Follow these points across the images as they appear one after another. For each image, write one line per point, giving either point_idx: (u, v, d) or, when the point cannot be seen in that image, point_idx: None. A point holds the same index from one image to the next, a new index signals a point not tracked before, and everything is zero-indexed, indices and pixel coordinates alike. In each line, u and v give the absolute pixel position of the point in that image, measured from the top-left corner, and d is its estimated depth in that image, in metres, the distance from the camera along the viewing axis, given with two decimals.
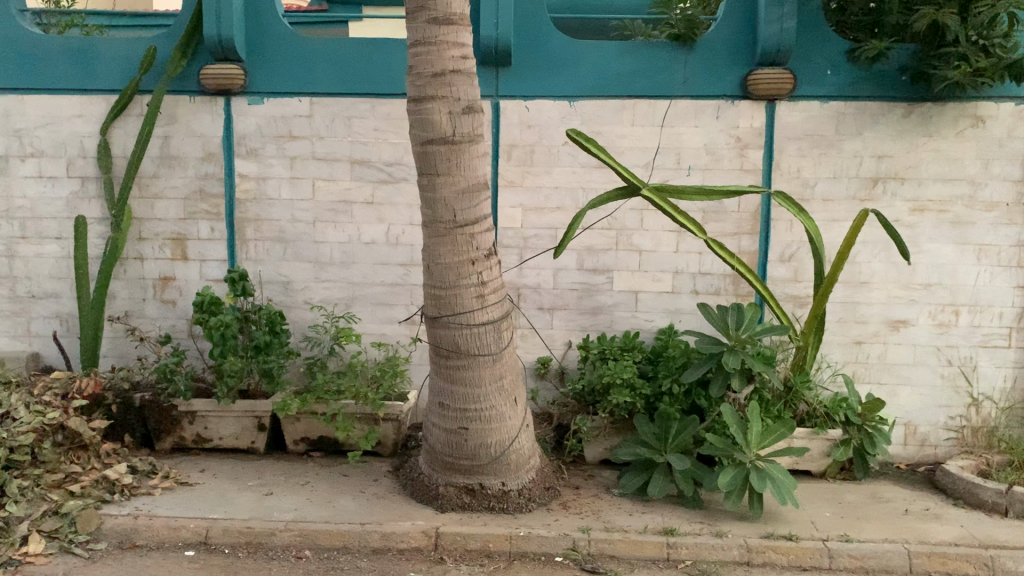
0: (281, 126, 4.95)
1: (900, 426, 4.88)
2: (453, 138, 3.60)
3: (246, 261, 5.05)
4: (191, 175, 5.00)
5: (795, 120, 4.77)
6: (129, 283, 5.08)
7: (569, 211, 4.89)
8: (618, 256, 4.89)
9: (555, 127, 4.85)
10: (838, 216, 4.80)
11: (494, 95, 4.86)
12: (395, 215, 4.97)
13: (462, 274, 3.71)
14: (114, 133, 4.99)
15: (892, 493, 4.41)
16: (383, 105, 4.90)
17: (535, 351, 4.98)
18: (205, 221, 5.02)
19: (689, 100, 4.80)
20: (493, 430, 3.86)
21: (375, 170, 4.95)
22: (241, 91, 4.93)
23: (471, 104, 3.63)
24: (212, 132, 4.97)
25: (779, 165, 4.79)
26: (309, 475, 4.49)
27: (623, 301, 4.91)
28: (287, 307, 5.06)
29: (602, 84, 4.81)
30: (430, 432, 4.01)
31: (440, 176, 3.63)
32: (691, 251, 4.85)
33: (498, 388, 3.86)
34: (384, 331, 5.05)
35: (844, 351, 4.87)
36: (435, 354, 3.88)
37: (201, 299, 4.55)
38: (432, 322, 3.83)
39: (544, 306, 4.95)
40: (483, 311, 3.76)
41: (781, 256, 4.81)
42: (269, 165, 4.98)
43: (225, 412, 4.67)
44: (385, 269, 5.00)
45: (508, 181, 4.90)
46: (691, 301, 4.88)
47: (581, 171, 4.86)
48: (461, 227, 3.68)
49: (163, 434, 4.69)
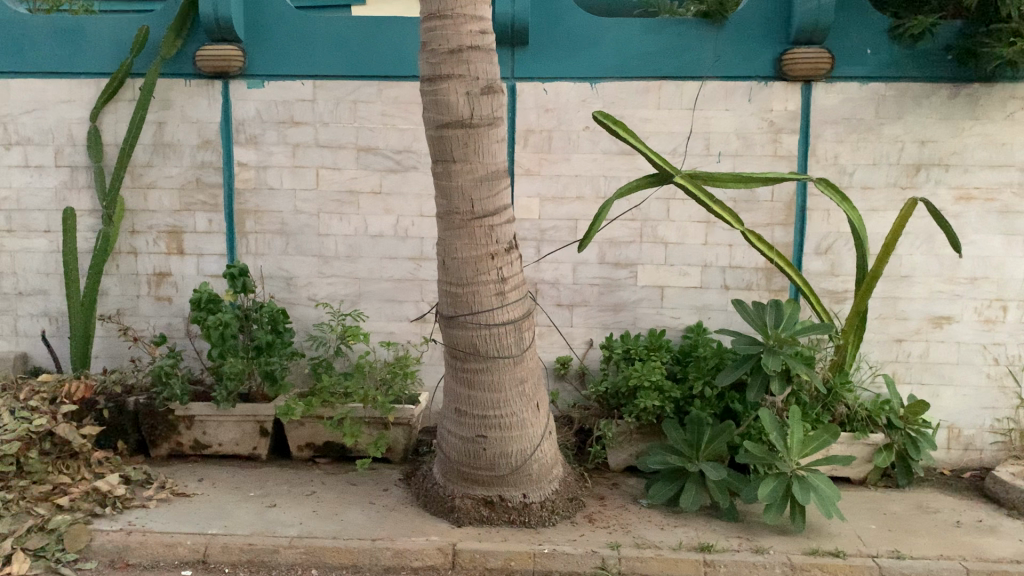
0: (283, 111, 4.64)
1: (943, 430, 4.57)
2: (470, 122, 3.29)
3: (246, 255, 4.75)
4: (186, 164, 4.69)
5: (832, 103, 4.46)
6: (122, 279, 4.78)
7: (590, 201, 4.58)
8: (641, 249, 4.58)
9: (575, 111, 4.54)
10: (878, 205, 4.49)
11: (510, 78, 4.54)
12: (403, 206, 4.66)
13: (480, 270, 3.41)
14: (105, 119, 4.69)
15: (938, 503, 4.11)
16: (391, 88, 4.59)
17: (553, 350, 4.68)
18: (202, 213, 4.71)
19: (719, 82, 4.49)
20: (514, 438, 3.56)
21: (382, 157, 4.64)
22: (240, 74, 4.62)
23: (491, 84, 3.31)
24: (208, 118, 4.66)
25: (815, 151, 4.48)
26: (315, 484, 4.20)
27: (646, 297, 4.61)
28: (289, 304, 4.77)
29: (626, 65, 4.50)
30: (445, 439, 3.71)
31: (456, 163, 3.33)
32: (721, 243, 4.54)
33: (519, 393, 3.56)
34: (392, 329, 4.76)
35: (883, 350, 4.57)
36: (451, 356, 3.58)
37: (199, 296, 4.28)
38: (447, 321, 3.53)
39: (563, 302, 4.65)
40: (504, 310, 3.46)
41: (816, 248, 4.52)
42: (270, 152, 4.67)
43: (225, 417, 4.38)
44: (394, 264, 4.70)
45: (524, 170, 4.59)
46: (721, 297, 4.58)
47: (603, 158, 4.55)
48: (480, 219, 3.37)
49: (159, 440, 4.41)
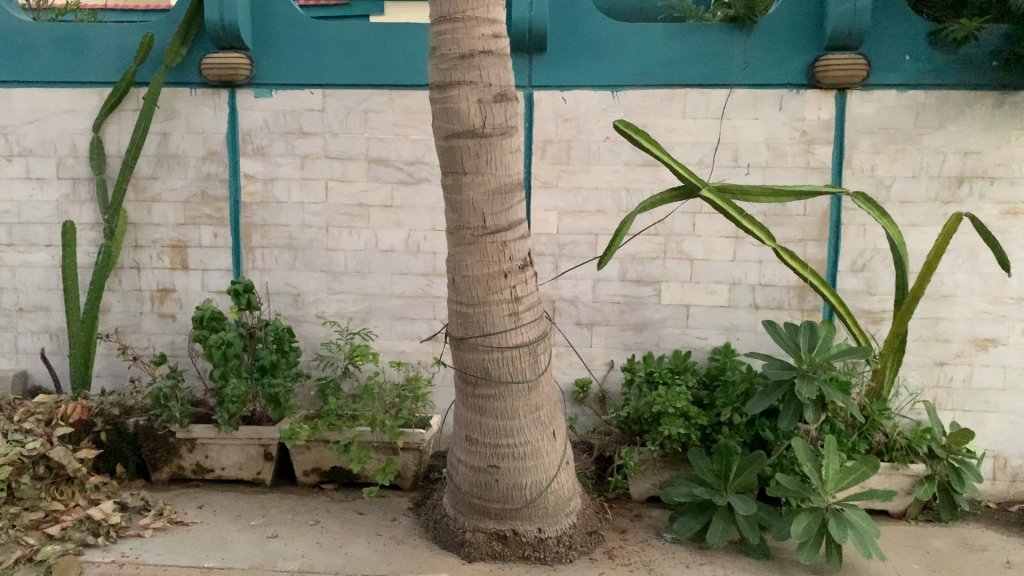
0: (291, 121, 4.46)
1: (988, 459, 4.28)
2: (482, 131, 3.08)
3: (252, 270, 4.56)
4: (192, 176, 4.52)
5: (868, 111, 4.21)
6: (125, 295, 4.61)
7: (611, 215, 4.35)
8: (665, 266, 4.35)
9: (595, 120, 4.32)
10: (917, 219, 4.23)
11: (526, 86, 4.34)
12: (416, 220, 4.46)
13: (493, 289, 3.19)
14: (108, 130, 4.53)
15: (985, 540, 3.83)
16: (402, 97, 4.40)
17: (572, 372, 4.45)
18: (207, 227, 4.54)
19: (747, 89, 4.25)
20: (529, 468, 3.33)
21: (394, 169, 4.44)
22: (247, 83, 4.45)
23: (504, 91, 3.10)
24: (215, 128, 4.49)
25: (850, 162, 4.23)
26: (319, 513, 3.98)
27: (670, 316, 4.37)
28: (296, 322, 4.57)
29: (649, 72, 4.28)
30: (455, 469, 3.49)
31: (467, 174, 3.12)
32: (750, 260, 4.30)
33: (534, 420, 3.33)
34: (404, 348, 4.55)
35: (923, 374, 4.29)
36: (461, 380, 3.36)
37: (201, 314, 4.08)
38: (457, 344, 3.31)
39: (583, 321, 4.42)
40: (517, 332, 3.24)
41: (852, 265, 4.26)
42: (277, 164, 4.49)
43: (228, 440, 4.18)
44: (405, 280, 4.50)
45: (542, 182, 4.38)
46: (750, 316, 4.33)
47: (625, 170, 4.33)
48: (492, 234, 3.16)
49: (159, 464, 4.22)
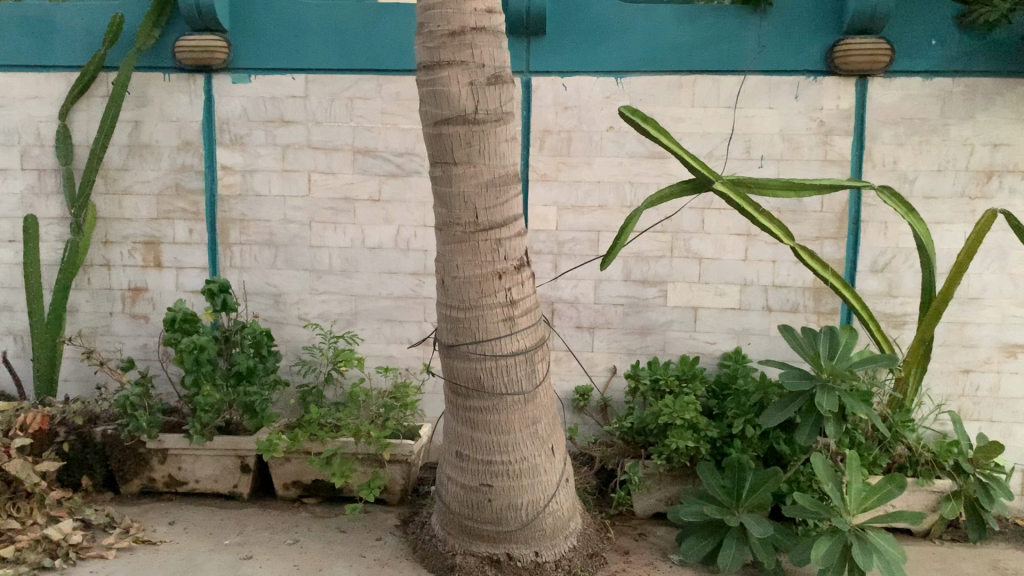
0: (271, 109, 4.16)
1: (1017, 473, 3.99)
2: (474, 117, 2.78)
3: (230, 269, 4.26)
4: (165, 167, 4.22)
5: (890, 101, 3.91)
6: (94, 294, 4.31)
7: (615, 211, 4.06)
8: (672, 265, 4.05)
9: (598, 109, 4.02)
10: (943, 216, 3.94)
11: (524, 71, 4.04)
12: (406, 215, 4.16)
13: (485, 291, 2.89)
14: (75, 118, 4.23)
15: (1018, 562, 3.54)
16: (391, 84, 4.10)
17: (572, 378, 4.17)
18: (181, 222, 4.24)
19: (761, 76, 3.96)
20: (525, 487, 3.04)
21: (382, 161, 4.14)
22: (224, 67, 4.15)
23: (499, 73, 2.80)
24: (190, 116, 4.19)
25: (870, 155, 3.94)
26: (298, 531, 3.69)
27: (678, 319, 4.08)
28: (277, 324, 4.28)
29: (656, 58, 3.98)
30: (444, 486, 3.20)
31: (458, 165, 2.82)
32: (763, 259, 4.01)
33: (531, 435, 3.04)
34: (392, 352, 4.25)
35: (947, 382, 4.01)
36: (451, 392, 3.07)
37: (173, 315, 3.80)
38: (447, 352, 3.02)
39: (583, 324, 4.13)
40: (512, 339, 2.95)
41: (871, 265, 3.98)
42: (257, 155, 4.19)
43: (202, 451, 3.89)
44: (394, 280, 4.21)
45: (540, 175, 4.08)
46: (762, 320, 4.04)
47: (629, 162, 4.03)
48: (485, 231, 2.86)
49: (129, 476, 3.94)
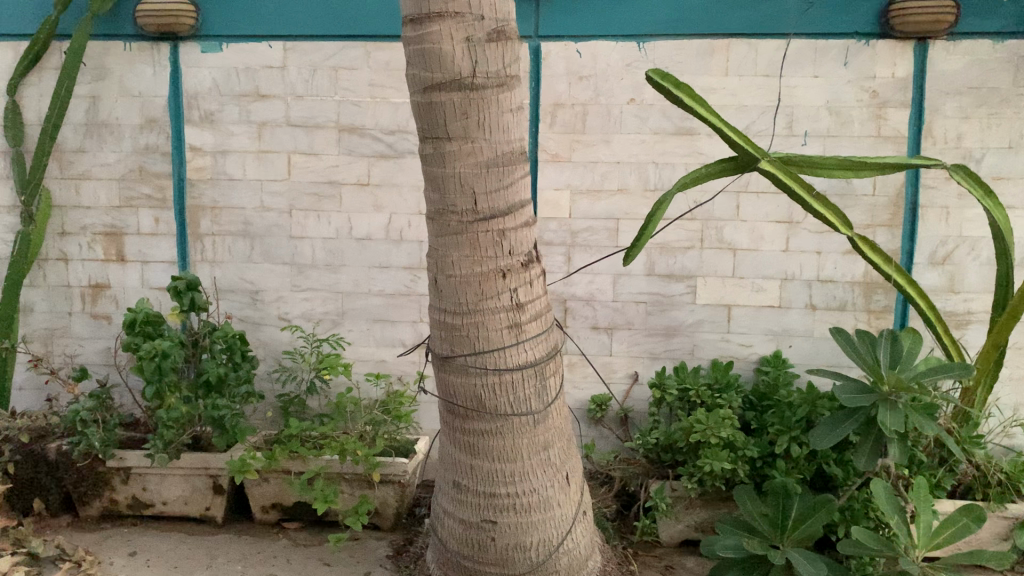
0: (245, 82, 3.67)
1: None
2: (471, 81, 2.28)
3: (201, 263, 3.79)
4: (127, 149, 3.74)
5: (954, 67, 3.39)
6: (50, 292, 3.84)
7: (636, 195, 3.56)
8: (702, 257, 3.56)
9: (617, 79, 3.52)
10: (1014, 200, 3.43)
11: (533, 36, 3.54)
12: (397, 201, 3.67)
13: (486, 293, 2.40)
14: (25, 93, 3.74)
15: None
16: (380, 51, 3.59)
17: (587, 387, 3.68)
18: (146, 210, 3.76)
19: (804, 40, 3.44)
20: (534, 524, 2.55)
21: (371, 140, 3.65)
22: (192, 35, 3.66)
23: (502, 27, 2.30)
24: (153, 90, 3.70)
25: (930, 130, 3.43)
26: (275, 565, 3.22)
27: (708, 319, 3.59)
28: (254, 325, 3.80)
29: (684, 19, 3.47)
30: (439, 521, 2.70)
31: (452, 141, 2.32)
32: (806, 250, 3.51)
33: (542, 462, 2.55)
34: (383, 357, 3.78)
35: (1018, 390, 3.51)
36: (447, 412, 2.58)
37: (133, 317, 3.33)
38: (441, 365, 2.53)
39: (600, 325, 3.65)
40: (519, 351, 2.46)
41: (930, 257, 3.47)
42: (229, 134, 3.70)
43: (169, 470, 3.43)
44: (385, 275, 3.72)
45: (550, 155, 3.58)
46: (804, 319, 3.54)
47: (651, 139, 3.53)
48: (485, 221, 2.37)
49: (86, 498, 3.48)
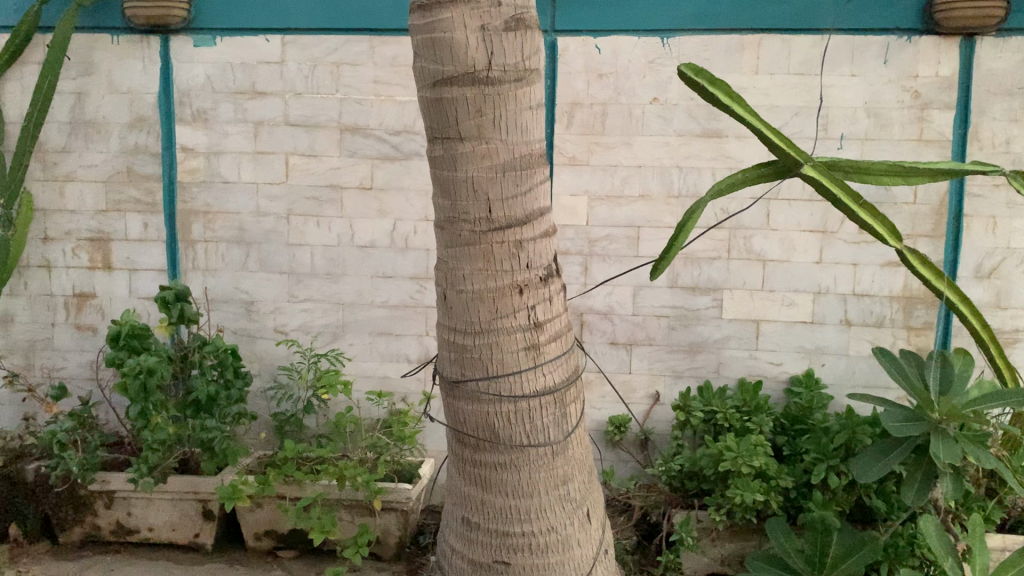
0: (241, 77, 3.43)
1: None
2: (486, 74, 2.03)
3: (193, 272, 3.55)
4: (115, 149, 3.50)
5: (1004, 66, 3.14)
6: (32, 301, 3.61)
7: (659, 202, 3.32)
8: (729, 269, 3.31)
9: (639, 76, 3.27)
10: None
11: (550, 31, 3.29)
12: (403, 206, 3.43)
13: (501, 311, 2.15)
14: (7, 88, 3.52)
15: None
16: (385, 46, 3.35)
17: (604, 407, 3.44)
18: (135, 214, 3.53)
19: (841, 36, 3.20)
20: (551, 568, 2.29)
21: (375, 141, 3.41)
22: (185, 28, 3.42)
23: (521, 14, 2.05)
24: (143, 86, 3.46)
25: (977, 133, 3.18)
26: None
27: (735, 335, 3.34)
28: (249, 338, 3.56)
29: (712, 13, 3.23)
30: (444, 562, 2.44)
31: (464, 142, 2.08)
32: (842, 262, 3.26)
33: (561, 497, 2.30)
34: (386, 373, 3.53)
35: None
36: (456, 441, 2.33)
37: (119, 329, 3.10)
38: (451, 390, 2.28)
39: (619, 341, 3.40)
40: (537, 375, 2.21)
41: (976, 270, 3.23)
42: (224, 133, 3.46)
43: (156, 494, 3.19)
44: (388, 285, 3.48)
45: (567, 158, 3.34)
46: (839, 336, 3.29)
47: (676, 141, 3.29)
48: (500, 231, 2.12)
49: (66, 524, 3.24)
